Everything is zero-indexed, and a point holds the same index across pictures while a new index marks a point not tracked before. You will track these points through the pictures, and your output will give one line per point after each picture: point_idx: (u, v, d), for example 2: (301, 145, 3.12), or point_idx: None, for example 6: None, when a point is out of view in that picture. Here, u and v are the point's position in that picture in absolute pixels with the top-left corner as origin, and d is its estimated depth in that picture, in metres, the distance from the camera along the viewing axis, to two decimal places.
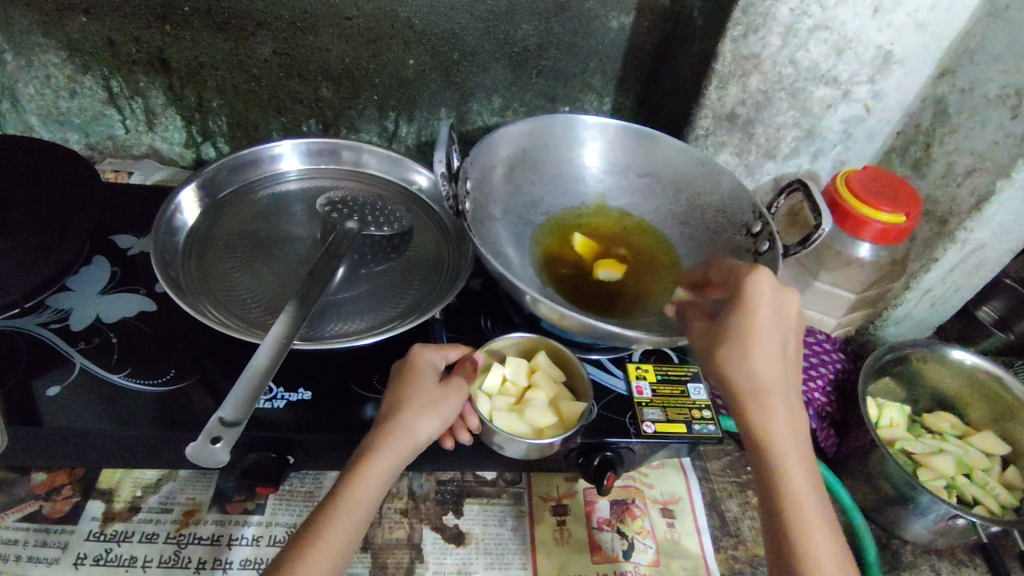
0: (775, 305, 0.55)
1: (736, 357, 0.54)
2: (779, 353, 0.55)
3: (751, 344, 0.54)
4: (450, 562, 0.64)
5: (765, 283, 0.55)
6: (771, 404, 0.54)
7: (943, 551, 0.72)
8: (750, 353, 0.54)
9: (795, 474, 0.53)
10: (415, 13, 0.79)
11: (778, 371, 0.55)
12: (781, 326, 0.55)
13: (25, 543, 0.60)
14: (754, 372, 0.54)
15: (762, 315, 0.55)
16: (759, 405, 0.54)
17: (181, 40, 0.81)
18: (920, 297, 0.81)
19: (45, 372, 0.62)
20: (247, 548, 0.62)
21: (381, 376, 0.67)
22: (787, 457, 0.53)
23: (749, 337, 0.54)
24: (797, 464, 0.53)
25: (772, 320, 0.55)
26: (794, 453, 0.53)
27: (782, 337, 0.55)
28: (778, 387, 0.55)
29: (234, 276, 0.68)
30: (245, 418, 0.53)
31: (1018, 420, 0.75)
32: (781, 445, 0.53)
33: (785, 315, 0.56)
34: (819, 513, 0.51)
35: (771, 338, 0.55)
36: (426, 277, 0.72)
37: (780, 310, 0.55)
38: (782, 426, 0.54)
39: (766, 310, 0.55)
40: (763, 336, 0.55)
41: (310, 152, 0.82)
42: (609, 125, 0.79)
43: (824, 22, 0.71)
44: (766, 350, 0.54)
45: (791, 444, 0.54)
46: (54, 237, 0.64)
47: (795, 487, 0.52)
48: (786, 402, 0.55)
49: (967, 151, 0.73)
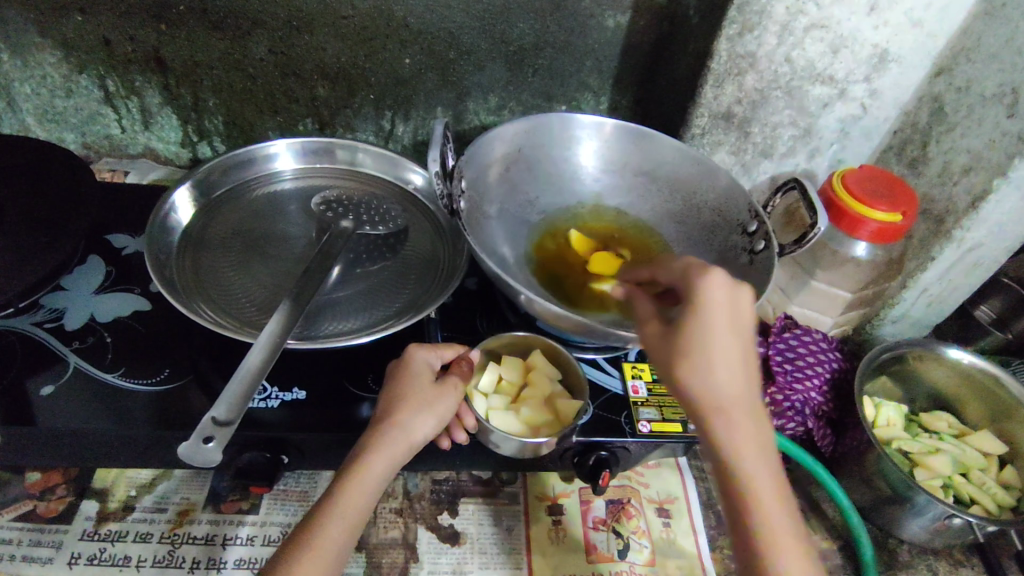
0: (733, 309, 0.49)
1: (696, 373, 0.48)
2: (741, 363, 0.49)
3: (711, 356, 0.48)
4: (445, 561, 0.64)
5: (719, 286, 0.50)
6: (736, 421, 0.48)
7: (940, 551, 0.72)
8: (711, 365, 0.48)
9: (766, 498, 0.46)
10: (410, 12, 0.79)
11: (744, 382, 0.49)
12: (741, 332, 0.49)
13: (19, 542, 0.60)
14: (716, 388, 0.48)
15: (719, 323, 0.49)
16: (721, 424, 0.48)
17: (176, 40, 0.81)
18: (917, 295, 0.80)
19: (39, 372, 0.62)
20: (242, 548, 0.62)
21: (376, 375, 0.67)
22: (757, 481, 0.47)
23: (710, 349, 0.48)
24: (769, 487, 0.47)
25: (730, 327, 0.49)
26: (765, 474, 0.47)
27: (743, 344, 0.49)
28: (744, 400, 0.49)
29: (228, 276, 0.68)
30: (238, 418, 0.53)
31: (1015, 419, 0.75)
32: (750, 467, 0.47)
33: (743, 314, 0.49)
34: (795, 542, 0.45)
35: (730, 345, 0.49)
36: (421, 276, 0.72)
37: (738, 315, 0.49)
38: (750, 444, 0.48)
39: (722, 317, 0.49)
40: (723, 346, 0.48)
41: (305, 152, 0.82)
42: (605, 124, 0.78)
43: (820, 20, 0.71)
44: (728, 361, 0.48)
45: (760, 465, 0.47)
46: (48, 237, 0.64)
47: (767, 514, 0.46)
48: (751, 413, 0.49)
49: (962, 150, 0.73)
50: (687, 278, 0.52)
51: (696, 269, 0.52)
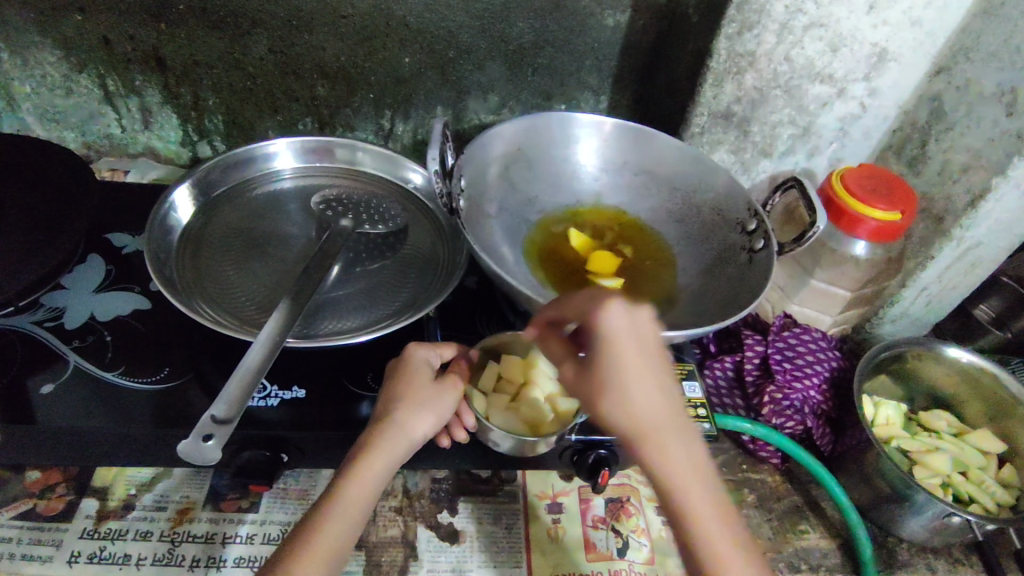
0: (637, 331, 0.48)
1: (619, 407, 0.46)
2: (660, 386, 0.47)
3: (629, 386, 0.46)
4: (444, 560, 0.64)
5: (617, 312, 0.48)
6: (670, 449, 0.45)
7: (939, 549, 0.72)
8: (631, 395, 0.46)
9: (713, 524, 0.44)
10: (410, 11, 0.79)
11: (669, 402, 0.47)
12: (651, 353, 0.47)
13: (19, 541, 0.61)
14: (641, 418, 0.46)
15: (626, 350, 0.47)
16: (654, 454, 0.45)
17: (176, 39, 0.81)
18: (916, 294, 0.80)
19: (39, 370, 0.62)
20: (242, 546, 0.62)
21: (376, 374, 0.67)
22: (701, 510, 0.45)
23: (626, 378, 0.46)
24: (714, 513, 0.45)
25: (638, 352, 0.47)
26: (707, 497, 0.45)
27: (655, 366, 0.47)
28: (673, 421, 0.46)
29: (228, 275, 0.68)
30: (237, 416, 0.53)
31: (1014, 418, 0.75)
32: (692, 496, 0.45)
33: (648, 335, 0.48)
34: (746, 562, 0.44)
35: (643, 369, 0.47)
36: (420, 275, 0.72)
37: (642, 338, 0.48)
38: (690, 468, 0.45)
39: (628, 343, 0.47)
40: (637, 374, 0.46)
41: (305, 151, 0.82)
42: (604, 122, 0.78)
43: (819, 19, 0.71)
44: (648, 386, 0.46)
45: (702, 491, 0.45)
46: (48, 236, 0.64)
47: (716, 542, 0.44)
48: (682, 436, 0.46)
49: (962, 148, 0.73)
50: (584, 307, 0.50)
51: (596, 295, 0.50)
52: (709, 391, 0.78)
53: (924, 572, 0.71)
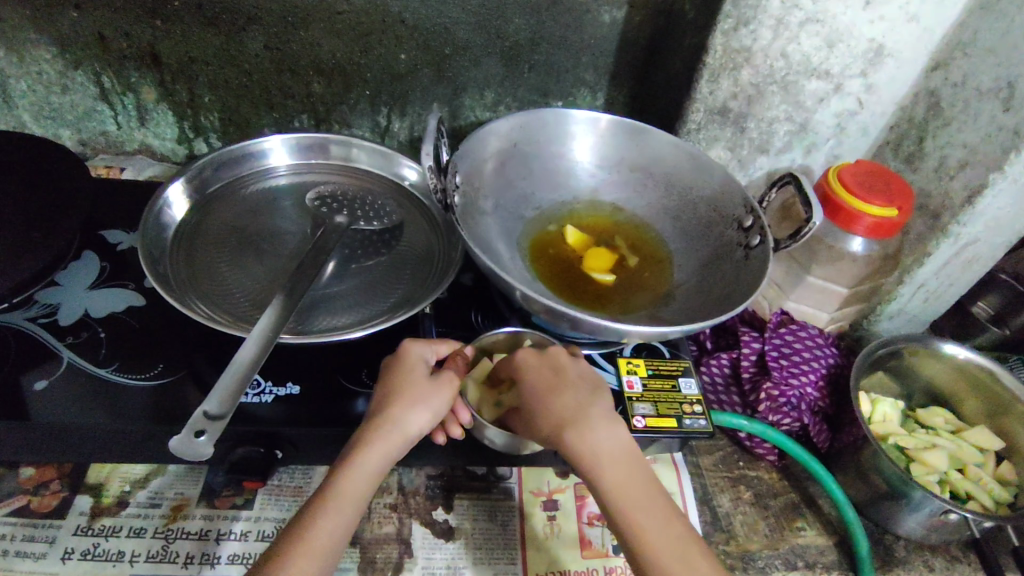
0: (546, 361, 0.61)
1: (540, 417, 0.57)
2: (573, 395, 0.58)
3: (546, 397, 0.58)
4: (440, 557, 0.64)
5: (528, 351, 0.61)
6: (587, 441, 0.55)
7: (936, 547, 0.72)
8: (549, 405, 0.57)
9: (629, 497, 0.54)
10: (406, 8, 0.79)
11: (582, 406, 0.58)
12: (562, 375, 0.60)
13: (14, 537, 0.61)
14: (555, 422, 0.56)
15: (540, 374, 0.59)
16: (573, 445, 0.55)
17: (171, 36, 0.81)
18: (914, 290, 0.80)
19: (33, 367, 0.62)
20: (235, 543, 0.62)
21: (370, 371, 0.67)
22: (617, 485, 0.54)
23: (544, 392, 0.58)
24: (629, 488, 0.54)
25: (550, 375, 0.59)
26: (621, 475, 0.54)
27: (569, 383, 0.59)
28: (587, 417, 0.57)
29: (223, 271, 0.68)
30: (230, 411, 0.52)
31: (1012, 415, 0.74)
32: (606, 474, 0.54)
33: (559, 363, 0.61)
34: (657, 522, 0.53)
35: (558, 385, 0.59)
36: (415, 272, 0.72)
37: (554, 365, 0.60)
38: (605, 452, 0.55)
39: (541, 369, 0.60)
40: (551, 388, 0.58)
41: (300, 147, 0.82)
42: (600, 119, 0.78)
43: (815, 15, 0.71)
44: (563, 396, 0.58)
45: (614, 470, 0.54)
46: (43, 232, 0.63)
47: (630, 510, 0.53)
48: (601, 428, 0.56)
49: (959, 144, 0.72)
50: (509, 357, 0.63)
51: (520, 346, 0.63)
52: (705, 387, 0.78)
53: (921, 570, 0.70)
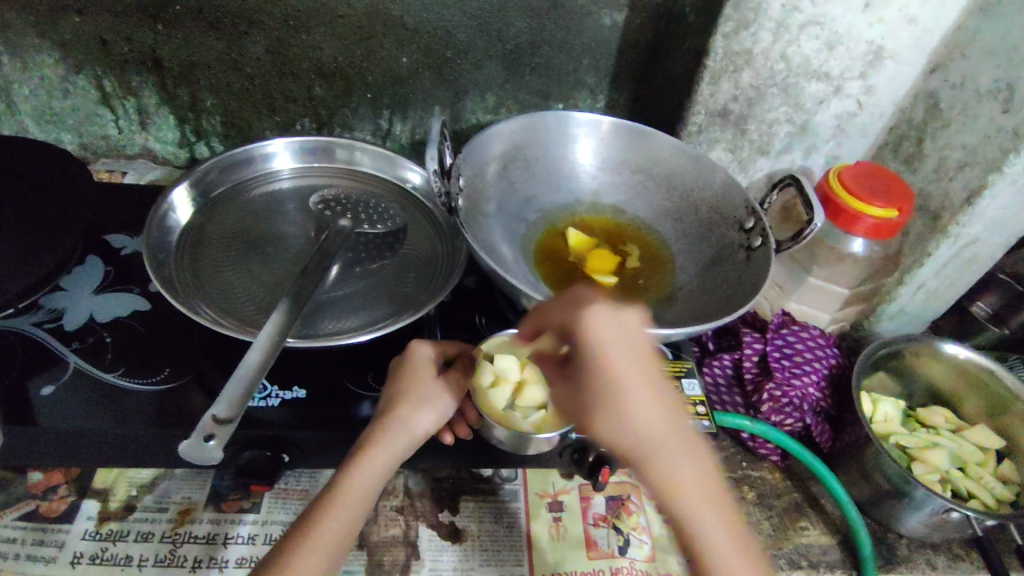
0: (620, 341, 0.43)
1: (619, 430, 0.42)
2: (660, 405, 0.42)
3: (630, 404, 0.42)
4: (446, 559, 0.64)
5: (603, 317, 0.43)
6: (682, 481, 0.41)
7: (938, 545, 0.72)
8: (623, 411, 0.42)
9: (721, 546, 0.41)
10: (408, 11, 0.80)
11: (663, 418, 0.43)
12: (641, 368, 0.43)
13: (23, 541, 0.61)
14: (632, 440, 0.42)
15: (618, 357, 0.43)
16: (656, 477, 0.42)
17: (173, 40, 0.81)
18: (914, 291, 0.81)
19: (41, 372, 0.62)
20: (243, 547, 0.63)
21: (376, 374, 0.67)
22: (713, 534, 0.41)
23: (615, 396, 0.42)
24: (727, 541, 0.41)
25: (635, 366, 0.43)
26: (718, 521, 0.42)
27: (654, 381, 0.43)
28: (676, 443, 0.42)
29: (228, 275, 0.68)
30: (238, 416, 0.52)
31: (1014, 413, 0.75)
32: (700, 523, 0.41)
33: (635, 344, 0.43)
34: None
35: (642, 384, 0.42)
36: (419, 275, 0.72)
37: (638, 351, 0.43)
38: (696, 491, 0.42)
39: (624, 351, 0.43)
40: (637, 385, 0.42)
41: (303, 151, 0.82)
42: (602, 121, 0.79)
43: (815, 17, 0.71)
44: (640, 405, 0.42)
45: (713, 516, 0.42)
46: (48, 236, 0.63)
47: (732, 572, 0.41)
48: (688, 455, 0.42)
49: (958, 146, 0.73)
50: (571, 318, 0.44)
51: (578, 300, 0.45)
52: (708, 388, 0.79)
53: (923, 567, 0.71)
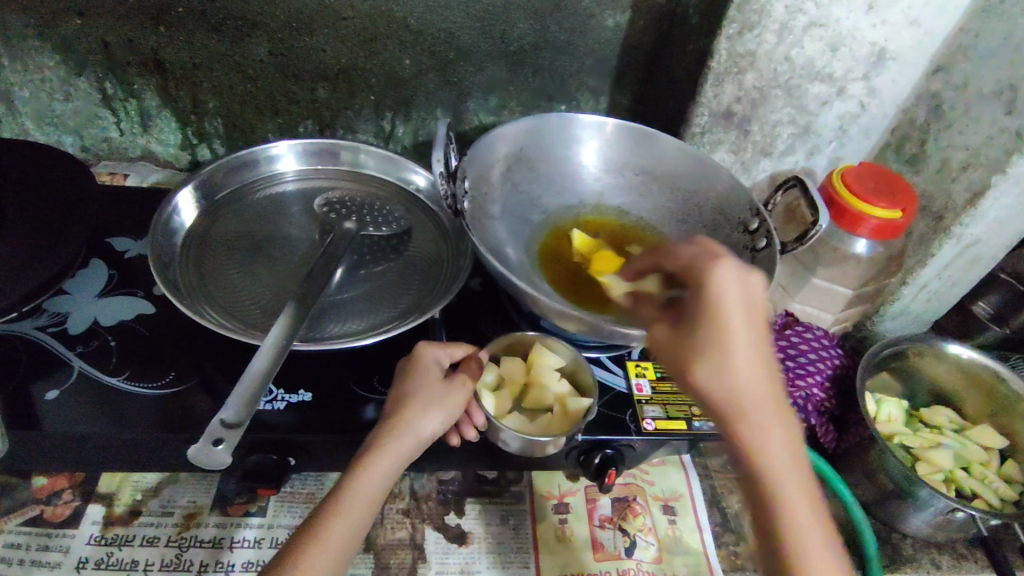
0: (745, 303, 0.45)
1: (717, 377, 0.45)
2: (762, 362, 0.45)
3: (735, 356, 0.45)
4: (453, 561, 0.64)
5: (729, 272, 0.45)
6: (766, 428, 0.45)
7: (942, 545, 0.73)
8: (729, 366, 0.45)
9: (793, 498, 0.44)
10: (411, 12, 0.79)
11: (763, 379, 0.45)
12: (756, 331, 0.45)
13: (28, 547, 0.60)
14: (734, 393, 0.45)
15: (737, 316, 0.45)
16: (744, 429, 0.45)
17: (175, 42, 0.81)
18: (917, 291, 0.81)
19: (45, 377, 0.62)
20: (249, 550, 0.62)
21: (382, 377, 0.67)
22: (789, 488, 0.45)
23: (723, 352, 0.45)
24: (799, 495, 0.45)
25: (748, 324, 0.45)
26: (791, 471, 0.45)
27: (760, 341, 0.45)
28: (768, 403, 0.45)
29: (233, 277, 0.68)
30: (247, 420, 0.52)
31: (1017, 413, 0.75)
32: (778, 477, 0.45)
33: (758, 307, 0.45)
34: (826, 551, 0.44)
35: (749, 343, 0.45)
36: (425, 277, 0.72)
37: (756, 311, 0.45)
38: (778, 449, 0.45)
39: (740, 307, 0.45)
40: (743, 342, 0.45)
41: (307, 153, 0.82)
42: (606, 123, 0.79)
43: (819, 19, 0.71)
44: (746, 364, 0.45)
45: (792, 473, 0.45)
46: (51, 240, 0.63)
47: (799, 525, 0.44)
48: (778, 415, 0.46)
49: (961, 147, 0.73)
50: (693, 263, 0.47)
51: (712, 254, 0.47)
52: None
53: (927, 567, 0.71)
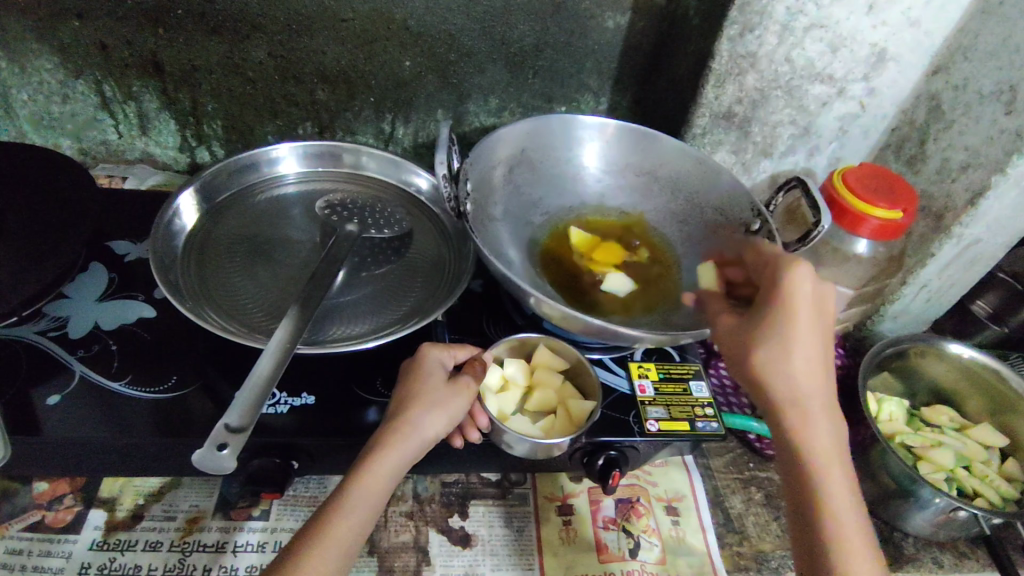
0: (812, 303, 0.54)
1: (777, 362, 0.54)
2: (819, 358, 0.54)
3: (794, 345, 0.54)
4: (457, 564, 0.64)
5: (804, 278, 0.55)
6: (809, 409, 0.54)
7: (944, 544, 0.73)
8: (791, 350, 0.53)
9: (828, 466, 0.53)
10: (410, 14, 0.79)
11: (815, 373, 0.54)
12: (816, 329, 0.54)
13: (30, 552, 0.60)
14: (792, 376, 0.54)
15: (802, 311, 0.54)
16: (793, 409, 0.54)
17: (174, 44, 0.81)
18: (917, 291, 0.82)
19: (46, 381, 0.62)
20: (252, 554, 0.62)
21: (384, 379, 0.66)
22: (825, 459, 0.53)
23: (786, 338, 0.54)
24: (835, 469, 0.53)
25: (813, 321, 0.54)
26: (830, 448, 0.53)
27: (818, 335, 0.55)
28: (816, 393, 0.54)
29: (234, 280, 0.68)
30: (251, 424, 0.52)
31: (1017, 412, 0.75)
32: (817, 449, 0.53)
33: (822, 311, 0.55)
34: (855, 520, 0.51)
35: (812, 337, 0.54)
36: (427, 279, 0.72)
37: (820, 310, 0.54)
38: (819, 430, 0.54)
39: (807, 307, 0.54)
40: (804, 335, 0.54)
41: (309, 156, 0.82)
42: (608, 124, 0.79)
43: (819, 20, 0.71)
44: (802, 352, 0.54)
45: (831, 452, 0.53)
46: (50, 244, 0.63)
47: (833, 491, 0.52)
48: (822, 405, 0.54)
49: (961, 147, 0.74)
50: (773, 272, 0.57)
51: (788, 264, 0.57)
52: (714, 389, 0.79)
53: (930, 566, 0.71)
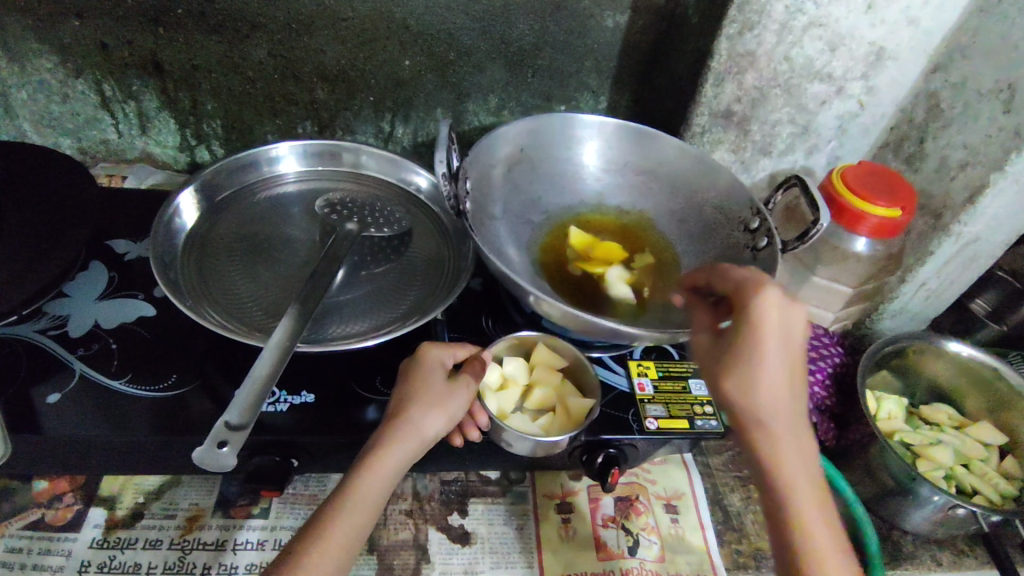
0: (781, 324, 0.50)
1: (746, 388, 0.50)
2: (789, 381, 0.50)
3: (762, 370, 0.49)
4: (457, 562, 0.64)
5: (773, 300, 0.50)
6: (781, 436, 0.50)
7: (943, 542, 0.73)
8: (758, 376, 0.49)
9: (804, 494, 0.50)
10: (410, 13, 0.79)
11: (787, 397, 0.50)
12: (786, 351, 0.50)
13: (30, 551, 0.60)
14: (761, 402, 0.50)
15: (770, 334, 0.49)
16: (766, 437, 0.50)
17: (174, 43, 0.81)
18: (916, 288, 0.82)
19: (46, 380, 0.62)
20: (252, 552, 0.62)
21: (384, 377, 0.67)
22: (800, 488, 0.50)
23: (754, 364, 0.49)
24: (810, 495, 0.50)
25: (782, 342, 0.49)
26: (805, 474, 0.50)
27: (789, 357, 0.50)
28: (787, 418, 0.50)
29: (234, 279, 0.68)
30: (252, 421, 0.52)
31: (1016, 410, 0.76)
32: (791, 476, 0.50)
33: (793, 331, 0.50)
34: (834, 550, 0.49)
35: (781, 361, 0.50)
36: (426, 278, 0.72)
37: (790, 331, 0.50)
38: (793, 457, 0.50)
39: (776, 329, 0.49)
40: (773, 359, 0.49)
41: (309, 154, 0.82)
42: (607, 123, 0.79)
43: (818, 19, 0.71)
44: (770, 377, 0.50)
45: (807, 480, 0.50)
46: (52, 242, 0.63)
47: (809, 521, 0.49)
48: (794, 429, 0.51)
49: (960, 146, 0.74)
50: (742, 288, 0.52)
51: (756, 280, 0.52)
52: None
53: (929, 565, 0.71)
